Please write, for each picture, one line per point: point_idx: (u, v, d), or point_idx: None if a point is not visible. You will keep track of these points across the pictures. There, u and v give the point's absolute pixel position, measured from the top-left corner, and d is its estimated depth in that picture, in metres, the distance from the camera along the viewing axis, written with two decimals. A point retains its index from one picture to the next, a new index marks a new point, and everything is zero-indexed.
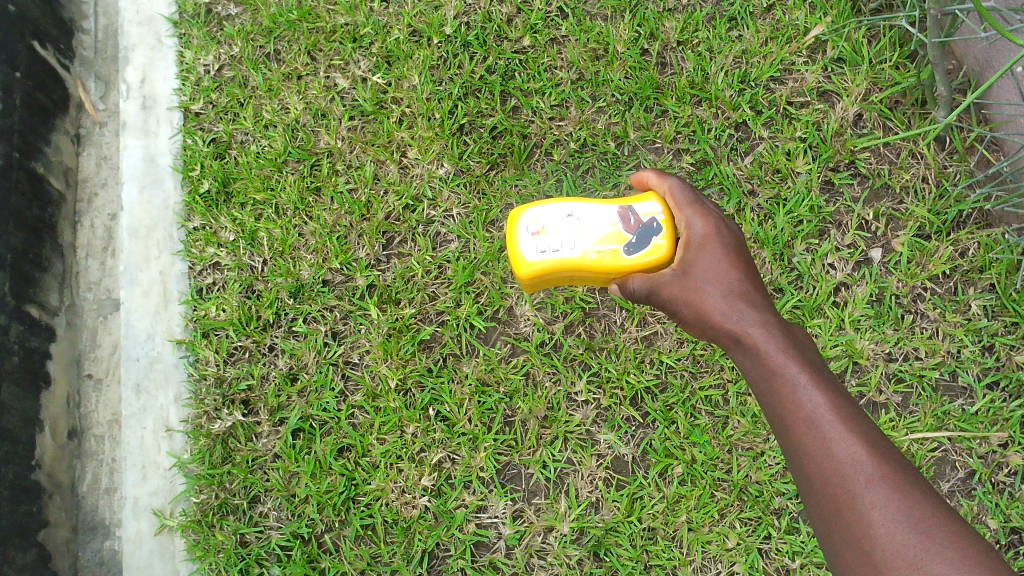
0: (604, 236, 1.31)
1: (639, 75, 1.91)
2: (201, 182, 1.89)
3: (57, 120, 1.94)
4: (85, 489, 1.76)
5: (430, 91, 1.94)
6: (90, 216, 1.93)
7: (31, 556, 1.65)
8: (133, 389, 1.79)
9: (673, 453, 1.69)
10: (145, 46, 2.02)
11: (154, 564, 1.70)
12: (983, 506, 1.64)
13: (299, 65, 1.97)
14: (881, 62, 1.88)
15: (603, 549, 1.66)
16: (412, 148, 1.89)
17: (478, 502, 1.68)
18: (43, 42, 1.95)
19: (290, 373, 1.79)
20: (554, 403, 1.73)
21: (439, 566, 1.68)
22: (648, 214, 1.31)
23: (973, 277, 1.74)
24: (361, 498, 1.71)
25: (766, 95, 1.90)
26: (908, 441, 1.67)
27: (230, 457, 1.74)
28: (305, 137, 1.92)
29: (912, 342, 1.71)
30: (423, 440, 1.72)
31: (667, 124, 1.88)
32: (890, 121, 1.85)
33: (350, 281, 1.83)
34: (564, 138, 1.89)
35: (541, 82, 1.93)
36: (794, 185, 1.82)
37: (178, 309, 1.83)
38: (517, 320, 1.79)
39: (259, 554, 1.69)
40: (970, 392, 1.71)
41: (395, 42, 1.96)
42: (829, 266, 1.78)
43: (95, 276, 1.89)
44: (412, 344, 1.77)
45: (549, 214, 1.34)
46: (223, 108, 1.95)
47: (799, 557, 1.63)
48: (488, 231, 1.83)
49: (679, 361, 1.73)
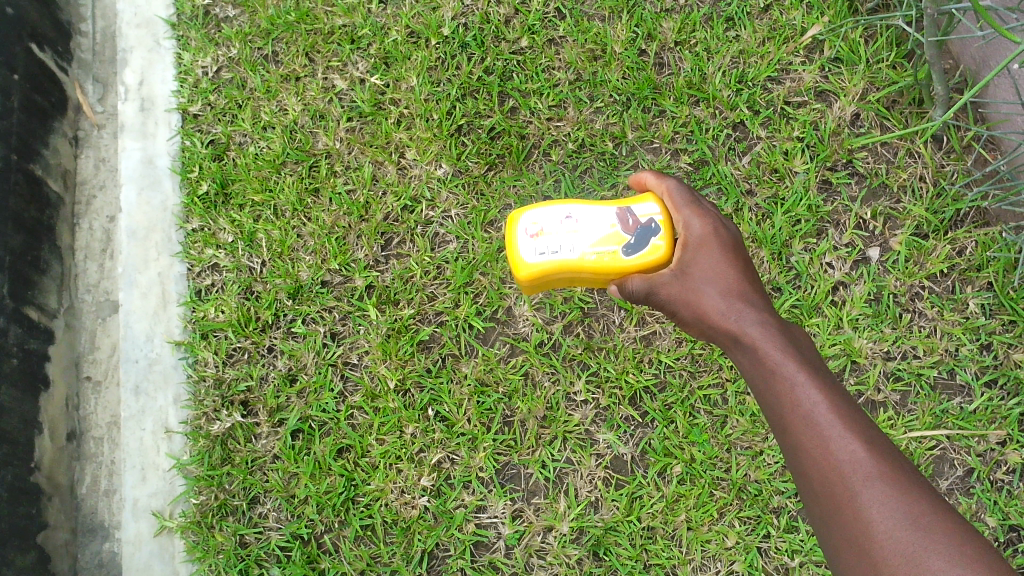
0: (603, 237, 1.31)
1: (637, 75, 1.91)
2: (200, 183, 1.89)
3: (55, 123, 1.95)
4: (84, 490, 1.76)
5: (428, 92, 1.94)
6: (89, 218, 1.94)
7: (31, 559, 1.65)
8: (132, 391, 1.79)
9: (672, 452, 1.69)
10: (143, 48, 2.01)
11: (153, 565, 1.70)
12: (981, 504, 1.64)
13: (297, 66, 1.97)
14: (878, 62, 1.88)
15: (603, 549, 1.66)
16: (411, 149, 1.89)
17: (477, 502, 1.69)
18: (41, 45, 1.95)
19: (288, 374, 1.79)
20: (553, 403, 1.73)
21: (438, 566, 1.68)
22: (646, 215, 1.31)
23: (970, 275, 1.75)
24: (360, 498, 1.71)
25: (764, 95, 1.90)
26: (907, 439, 1.67)
27: (229, 459, 1.74)
28: (303, 138, 1.92)
29: (910, 341, 1.72)
30: (423, 440, 1.72)
31: (664, 124, 1.89)
32: (887, 121, 1.85)
33: (349, 282, 1.83)
34: (562, 138, 1.89)
35: (538, 83, 1.94)
36: (792, 185, 1.83)
37: (176, 311, 1.83)
38: (515, 320, 1.79)
39: (259, 555, 1.69)
40: (968, 391, 1.71)
41: (393, 43, 1.97)
42: (827, 265, 1.79)
43: (93, 278, 1.90)
44: (411, 345, 1.77)
45: (547, 216, 1.34)
46: (221, 110, 1.95)
47: (798, 556, 1.63)
48: (486, 232, 1.84)
49: (677, 360, 1.74)
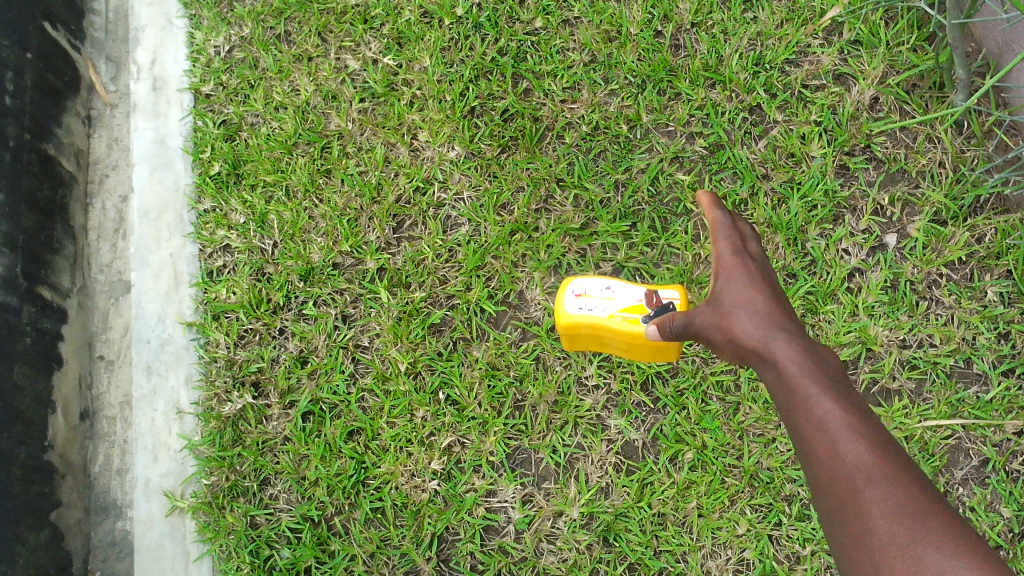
0: (631, 306, 1.50)
1: (652, 58, 1.89)
2: (212, 164, 1.89)
3: (68, 102, 1.93)
4: (96, 470, 1.76)
5: (441, 73, 1.93)
6: (102, 198, 1.93)
7: (44, 537, 1.65)
8: (143, 371, 1.79)
9: (684, 439, 1.69)
10: (156, 28, 2.01)
11: (164, 545, 1.70)
12: (996, 495, 1.62)
13: (309, 46, 1.96)
14: (899, 45, 1.85)
15: (613, 535, 1.65)
16: (423, 131, 1.88)
17: (487, 486, 1.68)
18: (54, 23, 1.93)
19: (300, 356, 1.79)
20: (564, 388, 1.72)
21: (447, 550, 1.68)
22: (668, 296, 1.49)
23: (989, 263, 1.72)
24: (370, 481, 1.71)
25: (781, 78, 1.87)
26: (922, 428, 1.65)
27: (240, 440, 1.74)
28: (315, 120, 1.91)
29: (927, 329, 1.70)
30: (433, 424, 1.71)
31: (679, 107, 1.87)
32: (907, 104, 1.83)
33: (360, 264, 1.82)
34: (576, 121, 1.88)
35: (553, 65, 1.92)
36: (808, 169, 1.81)
37: (188, 292, 1.83)
38: (527, 304, 1.78)
39: (269, 536, 1.70)
40: (985, 379, 1.68)
41: (406, 24, 1.96)
42: (843, 252, 1.77)
43: (107, 258, 1.89)
44: (422, 328, 1.76)
45: (593, 283, 1.55)
46: (234, 90, 1.94)
47: (809, 544, 1.62)
48: (499, 214, 1.82)
49: (690, 347, 1.72)
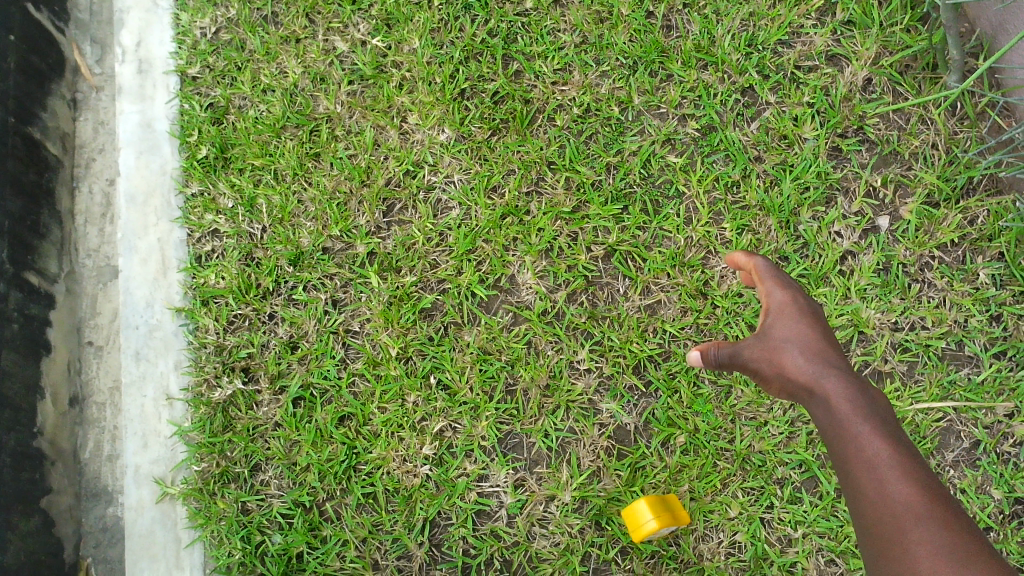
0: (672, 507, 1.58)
1: (644, 39, 1.88)
2: (199, 147, 1.87)
3: (53, 85, 1.91)
4: (86, 456, 1.75)
5: (430, 55, 1.91)
6: (89, 182, 1.91)
7: (34, 524, 1.64)
8: (132, 356, 1.77)
9: (676, 423, 1.68)
10: (140, 9, 1.98)
11: (155, 531, 1.69)
12: (987, 476, 1.63)
13: (297, 28, 1.94)
14: (892, 25, 1.84)
15: (605, 519, 1.64)
16: (413, 114, 1.87)
17: (479, 471, 1.68)
18: (37, 5, 1.91)
19: (290, 341, 1.78)
20: (556, 372, 1.71)
21: (439, 534, 1.68)
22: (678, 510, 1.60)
23: (982, 245, 1.72)
24: (362, 467, 1.71)
25: (773, 59, 1.86)
26: (914, 411, 1.64)
27: (230, 426, 1.73)
28: (303, 102, 1.89)
29: (918, 311, 1.70)
30: (424, 409, 1.71)
31: (671, 89, 1.85)
32: (899, 86, 1.82)
33: (350, 249, 1.81)
34: (566, 103, 1.86)
35: (543, 46, 1.90)
36: (801, 151, 1.80)
37: (176, 277, 1.81)
38: (518, 288, 1.77)
39: (260, 522, 1.69)
40: (976, 361, 1.68)
41: (394, 4, 1.93)
42: (835, 235, 1.76)
43: (94, 243, 1.87)
44: (413, 312, 1.75)
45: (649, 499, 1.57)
46: (221, 72, 1.92)
47: (801, 527, 1.63)
48: (489, 198, 1.81)
49: (682, 330, 1.72)
